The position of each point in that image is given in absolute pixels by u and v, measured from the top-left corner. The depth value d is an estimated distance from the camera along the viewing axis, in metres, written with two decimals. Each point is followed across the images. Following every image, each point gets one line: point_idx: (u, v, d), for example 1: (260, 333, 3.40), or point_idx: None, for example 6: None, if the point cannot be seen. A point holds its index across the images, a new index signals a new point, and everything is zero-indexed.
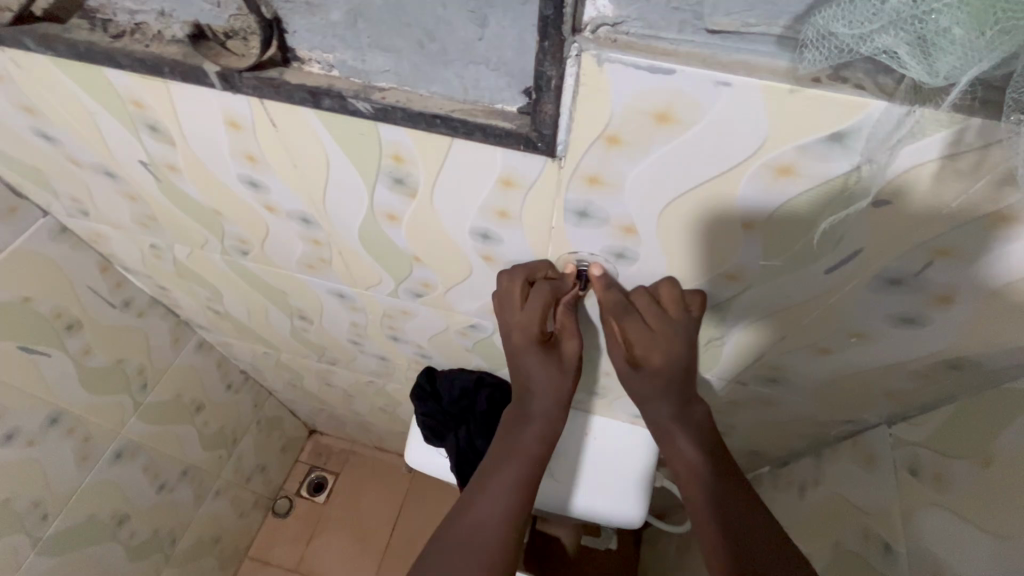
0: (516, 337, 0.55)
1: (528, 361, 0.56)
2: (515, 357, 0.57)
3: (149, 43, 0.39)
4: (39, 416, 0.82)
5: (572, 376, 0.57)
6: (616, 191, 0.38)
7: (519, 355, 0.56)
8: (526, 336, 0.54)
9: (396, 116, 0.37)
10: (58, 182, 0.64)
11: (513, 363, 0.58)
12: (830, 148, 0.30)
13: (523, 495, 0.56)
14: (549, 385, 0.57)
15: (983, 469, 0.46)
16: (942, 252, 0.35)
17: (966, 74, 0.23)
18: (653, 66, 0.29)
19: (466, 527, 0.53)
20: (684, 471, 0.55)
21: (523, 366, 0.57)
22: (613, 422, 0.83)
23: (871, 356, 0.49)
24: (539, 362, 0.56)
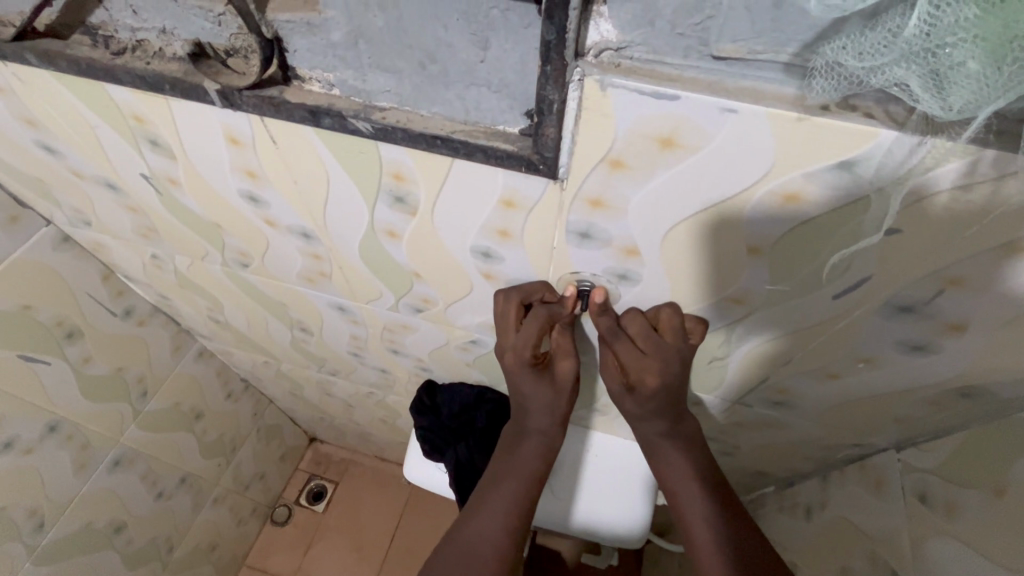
0: (509, 362, 0.56)
1: (519, 384, 0.57)
2: (511, 380, 0.58)
3: (149, 60, 0.39)
4: (37, 424, 0.82)
5: (566, 394, 0.57)
6: (619, 214, 0.38)
7: (513, 377, 0.57)
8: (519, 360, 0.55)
9: (397, 136, 0.37)
10: (60, 193, 0.64)
11: (512, 385, 0.59)
12: (840, 176, 0.30)
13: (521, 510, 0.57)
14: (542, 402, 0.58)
15: (995, 500, 0.44)
16: (953, 281, 0.34)
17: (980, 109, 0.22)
18: (656, 91, 0.28)
19: (467, 543, 0.54)
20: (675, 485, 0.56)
21: (517, 388, 0.58)
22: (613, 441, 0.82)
23: (878, 381, 0.48)
24: (532, 383, 0.57)
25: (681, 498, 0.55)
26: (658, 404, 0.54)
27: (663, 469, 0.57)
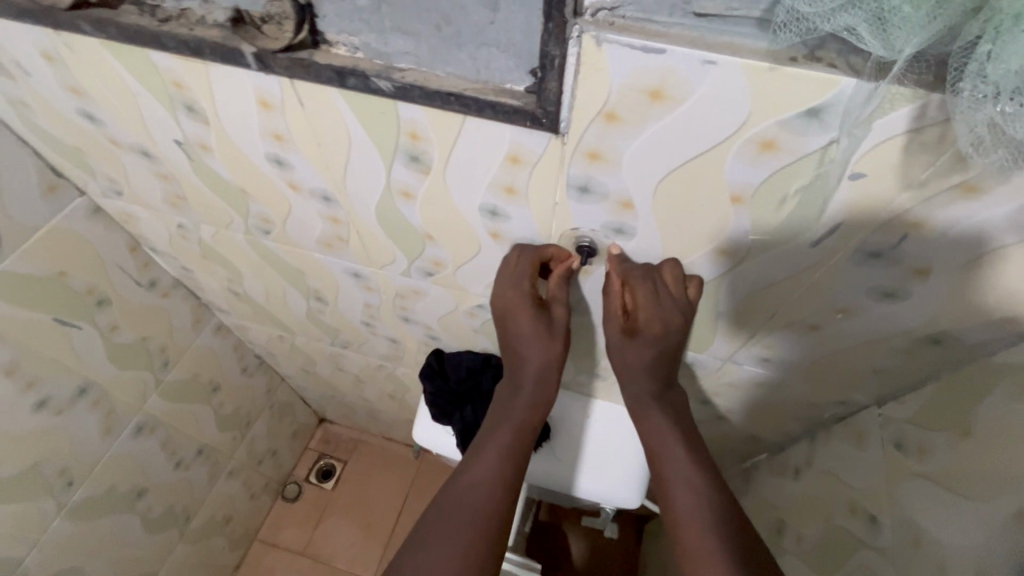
0: (506, 290, 0.56)
1: (522, 326, 0.59)
2: (505, 314, 0.59)
3: (192, 27, 0.43)
4: (69, 386, 0.87)
5: (562, 338, 0.60)
6: (614, 166, 0.42)
7: (511, 316, 0.59)
8: (515, 294, 0.56)
9: (414, 94, 0.41)
10: (96, 162, 0.69)
11: (501, 318, 0.61)
12: (808, 124, 0.34)
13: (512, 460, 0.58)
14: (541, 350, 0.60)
15: (962, 440, 0.48)
16: (914, 224, 0.38)
17: (912, 45, 0.26)
18: (645, 45, 0.32)
19: (463, 494, 0.55)
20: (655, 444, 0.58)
21: (513, 328, 0.60)
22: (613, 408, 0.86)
23: (856, 332, 0.51)
24: (530, 323, 0.58)
25: (663, 454, 0.57)
26: (648, 359, 0.57)
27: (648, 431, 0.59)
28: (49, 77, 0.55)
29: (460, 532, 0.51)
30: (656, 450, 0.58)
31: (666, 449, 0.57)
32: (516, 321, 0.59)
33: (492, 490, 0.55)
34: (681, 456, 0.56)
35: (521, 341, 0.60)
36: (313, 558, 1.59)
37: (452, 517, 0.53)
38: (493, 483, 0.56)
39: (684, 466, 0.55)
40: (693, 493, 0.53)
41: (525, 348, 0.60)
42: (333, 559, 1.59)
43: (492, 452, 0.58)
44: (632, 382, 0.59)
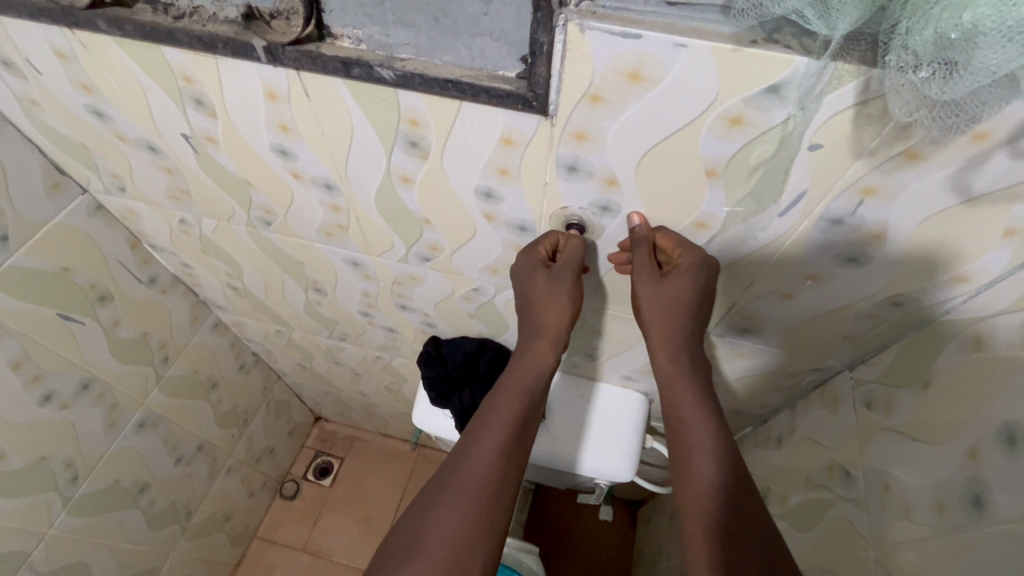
0: (524, 261, 0.60)
1: (537, 294, 0.60)
2: (522, 284, 0.61)
3: (205, 23, 0.46)
4: (73, 381, 0.89)
5: (571, 298, 0.60)
6: (599, 145, 0.45)
7: (527, 284, 0.60)
8: (529, 260, 0.59)
9: (415, 82, 0.44)
10: (100, 158, 0.71)
11: (519, 288, 0.62)
12: (770, 99, 0.38)
13: (512, 432, 0.59)
14: (552, 309, 0.61)
15: (923, 392, 0.53)
16: (869, 190, 0.42)
17: (844, 23, 0.30)
18: (624, 31, 0.36)
19: (475, 452, 0.57)
20: (677, 414, 0.60)
21: (529, 295, 0.61)
22: (609, 390, 0.91)
23: (826, 298, 0.56)
24: (544, 284, 0.59)
25: (687, 427, 0.59)
26: (679, 316, 0.58)
27: (676, 404, 0.60)
28: (60, 75, 0.57)
29: (465, 501, 0.54)
30: (681, 423, 0.59)
31: (689, 423, 0.59)
32: (531, 288, 0.60)
33: (498, 461, 0.57)
34: (702, 430, 0.58)
35: (534, 309, 0.62)
36: (314, 554, 1.60)
37: (464, 474, 0.55)
38: (505, 446, 0.58)
39: (703, 441, 0.57)
40: (705, 470, 0.56)
41: (539, 315, 0.62)
42: (333, 555, 1.60)
43: (506, 412, 0.60)
44: (662, 350, 0.60)
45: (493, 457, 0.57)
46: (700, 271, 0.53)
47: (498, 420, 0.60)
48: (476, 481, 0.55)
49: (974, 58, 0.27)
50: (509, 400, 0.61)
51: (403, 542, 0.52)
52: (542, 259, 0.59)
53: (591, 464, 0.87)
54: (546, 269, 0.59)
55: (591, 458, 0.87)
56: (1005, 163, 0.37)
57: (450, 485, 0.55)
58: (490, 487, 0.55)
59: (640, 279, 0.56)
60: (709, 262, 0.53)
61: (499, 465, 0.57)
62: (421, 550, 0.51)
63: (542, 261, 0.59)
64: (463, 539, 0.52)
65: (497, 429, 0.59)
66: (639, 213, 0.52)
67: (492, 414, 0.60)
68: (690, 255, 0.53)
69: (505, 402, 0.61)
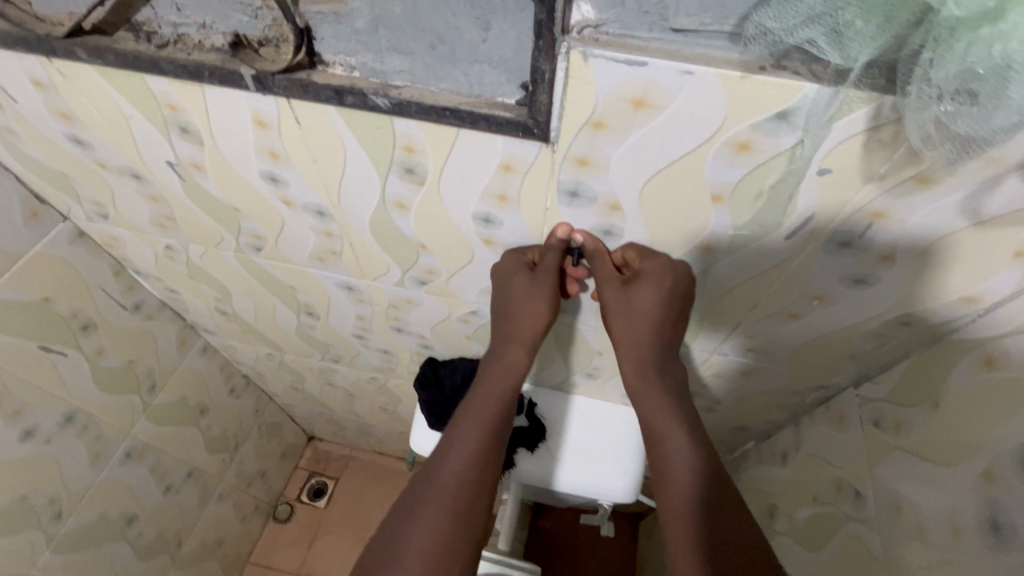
0: (506, 262, 0.58)
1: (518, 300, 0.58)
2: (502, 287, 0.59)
3: (191, 51, 0.44)
4: (56, 414, 0.85)
5: (551, 301, 0.58)
6: (602, 171, 0.44)
7: (505, 284, 0.59)
8: (513, 261, 0.57)
9: (410, 110, 0.43)
10: (82, 186, 0.69)
11: (497, 290, 0.60)
12: (778, 125, 0.37)
13: (493, 436, 0.58)
14: (531, 312, 0.59)
15: (934, 411, 0.52)
16: (877, 215, 0.42)
17: (863, 53, 0.29)
18: (629, 59, 0.35)
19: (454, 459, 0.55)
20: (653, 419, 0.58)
21: (504, 295, 0.59)
22: (590, 403, 0.90)
23: (832, 319, 0.55)
24: (522, 286, 0.57)
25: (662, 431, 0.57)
26: (650, 326, 0.56)
27: (651, 417, 0.58)
28: (37, 104, 0.55)
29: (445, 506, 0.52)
30: (658, 437, 0.57)
31: (667, 436, 0.56)
32: (511, 288, 0.58)
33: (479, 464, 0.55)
34: (680, 440, 0.56)
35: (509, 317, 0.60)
36: None
37: (444, 480, 0.54)
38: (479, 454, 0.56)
39: (679, 451, 0.55)
40: (682, 475, 0.54)
41: (515, 319, 0.61)
42: None
43: (485, 414, 0.59)
44: (632, 366, 0.59)
45: (472, 461, 0.55)
46: (665, 275, 0.52)
47: (475, 423, 0.58)
48: (456, 490, 0.54)
49: (1000, 89, 0.26)
50: (488, 402, 0.60)
51: (379, 555, 0.50)
52: (518, 266, 0.57)
53: (583, 484, 0.86)
54: (529, 272, 0.57)
55: (581, 477, 0.86)
56: (1016, 187, 0.36)
57: (427, 496, 0.53)
58: (470, 492, 0.54)
59: (604, 294, 0.55)
60: (675, 270, 0.51)
61: (477, 470, 0.55)
62: (402, 558, 0.49)
63: (524, 264, 0.57)
64: (444, 545, 0.51)
65: (476, 434, 0.57)
66: (581, 231, 0.52)
67: (470, 417, 0.58)
68: (654, 262, 0.51)
69: (483, 407, 0.60)
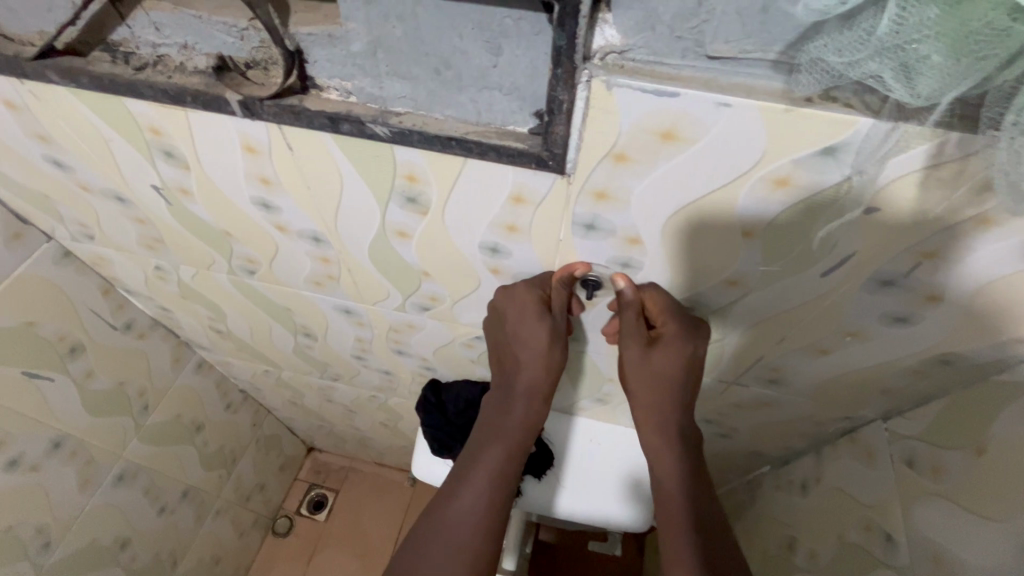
0: (519, 293, 0.53)
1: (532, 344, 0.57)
2: (515, 319, 0.55)
3: (171, 75, 0.41)
4: (42, 441, 0.82)
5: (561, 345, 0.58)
6: (622, 204, 0.41)
7: (517, 318, 0.55)
8: (528, 294, 0.53)
9: (413, 139, 0.39)
10: (64, 207, 0.65)
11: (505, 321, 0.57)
12: (823, 162, 0.33)
13: (497, 487, 0.58)
14: (539, 357, 0.58)
15: (977, 457, 0.48)
16: (928, 254, 0.38)
17: (945, 93, 0.25)
18: (658, 89, 0.31)
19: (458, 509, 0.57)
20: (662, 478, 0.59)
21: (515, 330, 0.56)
22: (593, 428, 0.85)
23: (865, 355, 0.51)
24: (535, 323, 0.54)
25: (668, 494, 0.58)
26: (664, 387, 0.56)
27: (658, 470, 0.59)
28: (11, 125, 0.51)
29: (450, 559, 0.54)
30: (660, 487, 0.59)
31: (669, 494, 0.58)
32: (526, 326, 0.55)
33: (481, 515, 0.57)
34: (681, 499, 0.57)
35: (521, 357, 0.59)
36: None
37: (447, 533, 0.56)
38: (489, 497, 0.58)
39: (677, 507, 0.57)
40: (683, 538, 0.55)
41: (523, 360, 0.59)
42: None
43: (490, 463, 0.59)
44: (647, 420, 0.59)
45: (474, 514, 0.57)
46: (688, 336, 0.51)
47: (480, 473, 0.58)
48: (459, 543, 0.55)
49: None
50: (494, 449, 0.60)
51: None
52: (531, 307, 0.53)
53: (589, 514, 0.82)
54: (547, 316, 0.54)
55: (587, 506, 0.82)
56: None
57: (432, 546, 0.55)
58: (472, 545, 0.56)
59: (627, 346, 0.54)
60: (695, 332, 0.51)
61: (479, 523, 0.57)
62: None
63: (539, 302, 0.53)
64: None
65: (480, 485, 0.58)
66: (623, 276, 0.48)
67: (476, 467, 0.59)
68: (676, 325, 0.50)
69: (490, 455, 0.59)
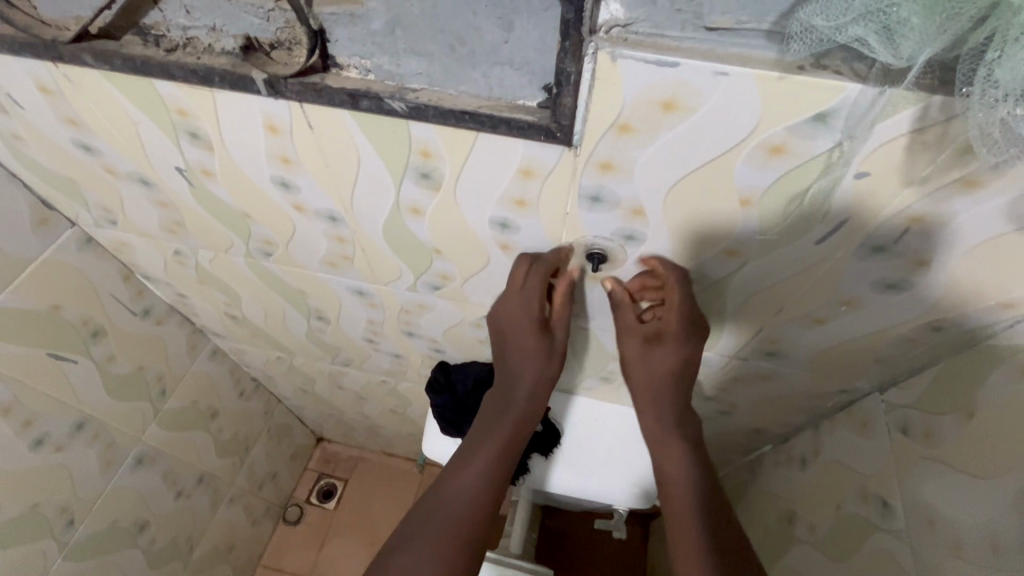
0: (521, 274, 0.56)
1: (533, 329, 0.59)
2: (519, 302, 0.57)
3: (200, 56, 0.43)
4: (66, 422, 0.85)
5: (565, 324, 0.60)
6: (626, 175, 0.43)
7: (522, 301, 0.57)
8: (531, 276, 0.56)
9: (428, 113, 0.41)
10: (89, 192, 0.68)
11: (506, 307, 0.59)
12: (815, 128, 0.35)
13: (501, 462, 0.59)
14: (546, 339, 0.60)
15: (968, 421, 0.50)
16: (916, 219, 0.40)
17: (924, 52, 0.27)
18: (660, 59, 0.34)
19: (461, 480, 0.58)
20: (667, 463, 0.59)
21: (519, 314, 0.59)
22: (596, 407, 0.87)
23: (861, 324, 0.53)
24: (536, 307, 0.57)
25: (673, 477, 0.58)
26: (667, 367, 0.58)
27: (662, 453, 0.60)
28: (44, 110, 0.54)
29: (451, 526, 0.55)
30: (664, 471, 0.59)
31: (675, 477, 0.58)
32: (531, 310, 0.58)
33: (484, 486, 0.58)
34: (688, 483, 0.58)
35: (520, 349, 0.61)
36: None
37: (449, 503, 0.56)
38: (492, 473, 0.58)
39: (686, 490, 0.57)
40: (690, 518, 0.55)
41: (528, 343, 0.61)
42: None
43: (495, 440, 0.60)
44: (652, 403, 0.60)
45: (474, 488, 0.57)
46: (687, 295, 0.52)
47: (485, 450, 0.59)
48: (461, 511, 0.56)
49: None
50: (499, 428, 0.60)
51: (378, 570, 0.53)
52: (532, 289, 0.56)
53: (592, 489, 0.85)
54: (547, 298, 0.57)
55: (590, 482, 0.85)
56: None
57: (432, 515, 0.56)
58: (472, 515, 0.56)
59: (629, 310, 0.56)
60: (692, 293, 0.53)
61: (481, 494, 0.57)
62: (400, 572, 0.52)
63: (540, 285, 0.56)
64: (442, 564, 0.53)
65: (489, 459, 0.59)
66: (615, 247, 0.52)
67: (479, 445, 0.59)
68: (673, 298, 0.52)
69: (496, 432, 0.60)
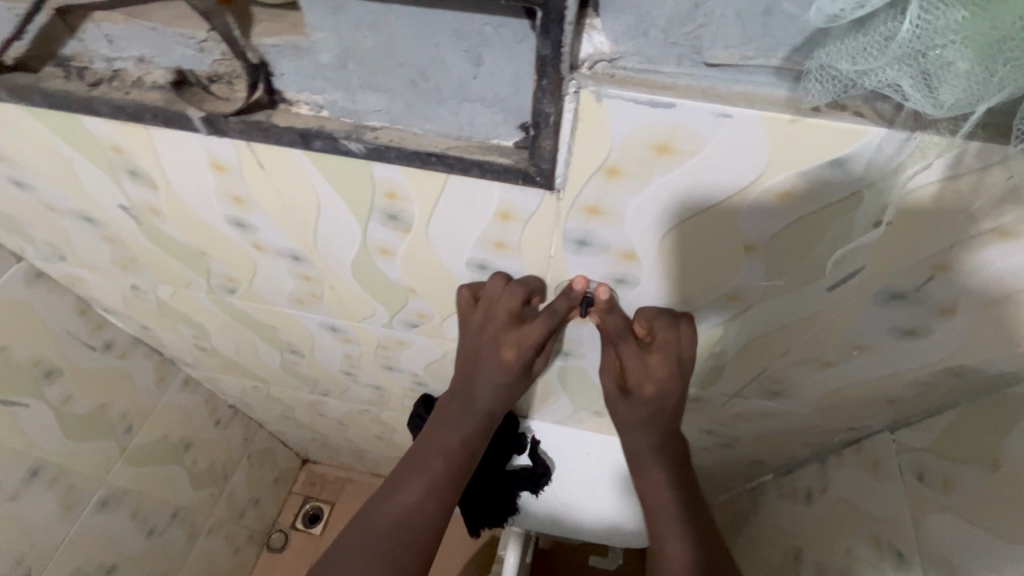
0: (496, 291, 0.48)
1: (500, 355, 0.55)
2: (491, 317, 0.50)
3: (128, 90, 0.38)
4: (19, 469, 0.79)
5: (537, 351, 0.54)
6: (616, 219, 0.38)
7: (494, 322, 0.51)
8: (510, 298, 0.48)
9: (389, 155, 0.36)
10: (33, 229, 0.62)
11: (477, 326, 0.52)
12: (831, 174, 0.31)
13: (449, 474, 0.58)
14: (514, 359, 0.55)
15: (992, 473, 0.46)
16: (941, 267, 0.36)
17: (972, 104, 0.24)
18: (652, 100, 0.29)
19: (404, 492, 0.56)
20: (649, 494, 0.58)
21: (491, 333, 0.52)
22: (584, 438, 0.82)
23: (873, 368, 0.49)
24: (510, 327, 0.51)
25: (654, 509, 0.57)
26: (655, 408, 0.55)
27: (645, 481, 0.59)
28: None
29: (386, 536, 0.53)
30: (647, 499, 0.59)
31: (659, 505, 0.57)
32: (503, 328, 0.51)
33: (428, 497, 0.56)
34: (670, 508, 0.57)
35: (484, 371, 0.56)
36: None
37: (389, 510, 0.55)
38: (440, 483, 0.57)
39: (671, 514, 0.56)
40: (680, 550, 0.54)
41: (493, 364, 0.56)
42: None
43: (445, 451, 0.59)
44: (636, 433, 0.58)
45: (418, 499, 0.56)
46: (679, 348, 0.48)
47: (433, 462, 0.58)
48: (400, 520, 0.54)
49: None
50: (449, 439, 0.59)
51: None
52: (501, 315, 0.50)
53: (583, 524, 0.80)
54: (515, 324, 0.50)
55: (581, 517, 0.80)
56: None
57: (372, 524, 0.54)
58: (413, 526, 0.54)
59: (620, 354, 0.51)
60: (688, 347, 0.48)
61: (424, 504, 0.56)
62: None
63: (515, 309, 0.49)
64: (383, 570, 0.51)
65: (439, 470, 0.57)
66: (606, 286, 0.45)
67: (429, 457, 0.58)
68: (670, 352, 0.48)
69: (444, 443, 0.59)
